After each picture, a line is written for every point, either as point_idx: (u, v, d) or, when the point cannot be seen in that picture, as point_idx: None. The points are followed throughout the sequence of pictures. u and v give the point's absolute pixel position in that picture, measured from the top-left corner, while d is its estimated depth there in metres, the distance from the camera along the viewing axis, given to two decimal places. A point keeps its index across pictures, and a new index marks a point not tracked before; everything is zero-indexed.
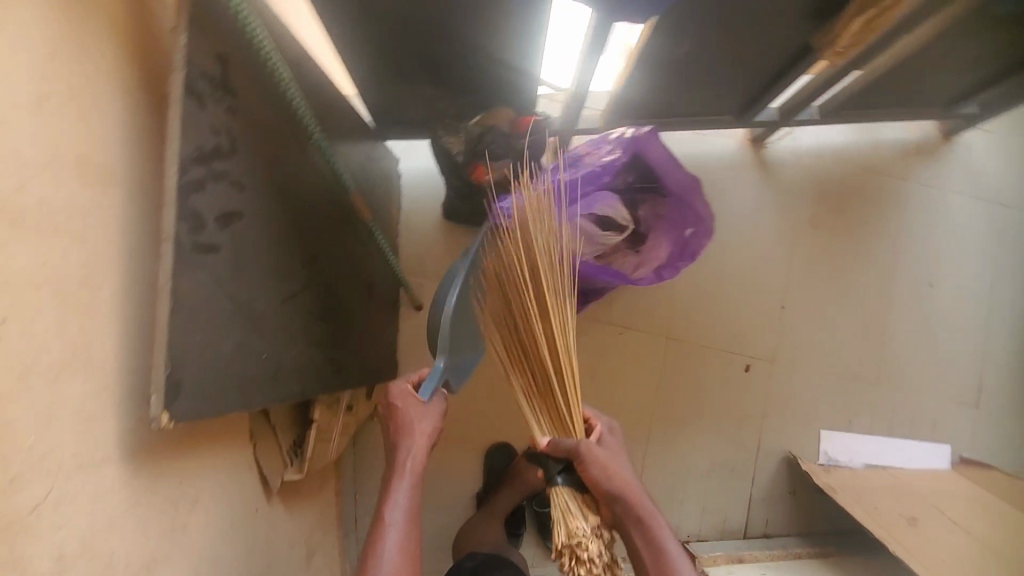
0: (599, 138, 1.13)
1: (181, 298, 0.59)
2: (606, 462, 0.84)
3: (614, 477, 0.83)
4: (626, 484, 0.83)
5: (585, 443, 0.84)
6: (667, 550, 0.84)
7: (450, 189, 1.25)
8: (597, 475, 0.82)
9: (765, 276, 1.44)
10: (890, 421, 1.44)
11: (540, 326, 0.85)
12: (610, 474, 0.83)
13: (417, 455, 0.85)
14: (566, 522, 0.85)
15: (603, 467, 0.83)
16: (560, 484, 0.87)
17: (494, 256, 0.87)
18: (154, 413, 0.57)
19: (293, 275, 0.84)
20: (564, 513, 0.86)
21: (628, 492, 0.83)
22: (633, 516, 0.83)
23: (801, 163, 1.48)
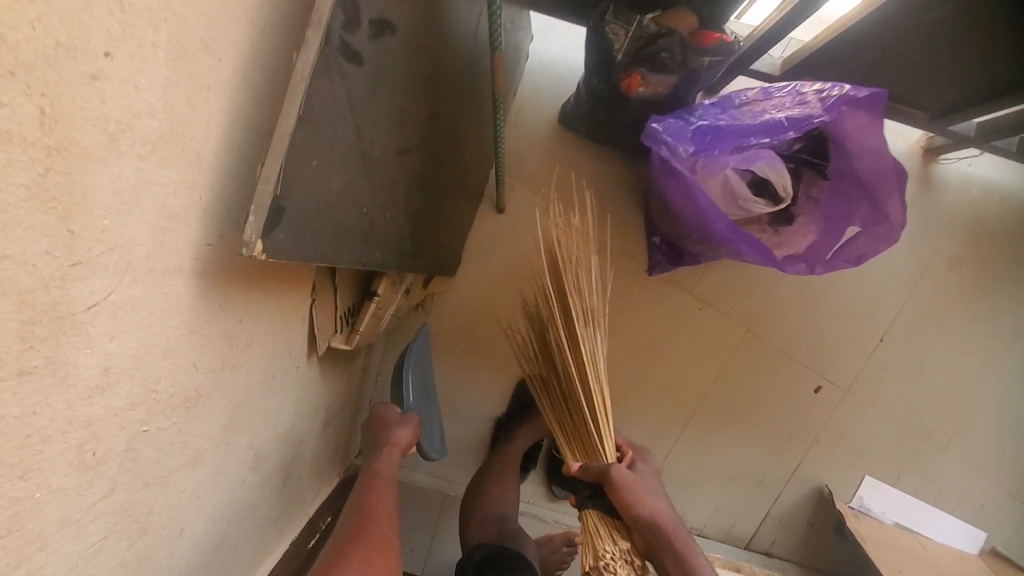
0: (781, 87, 0.94)
1: (311, 106, 0.46)
2: (637, 486, 0.76)
3: (646, 501, 0.75)
4: (657, 506, 0.75)
5: (614, 465, 0.77)
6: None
7: (588, 91, 1.05)
8: (625, 498, 0.75)
9: (877, 302, 1.28)
10: (940, 491, 1.33)
11: (570, 351, 0.80)
12: (638, 494, 0.75)
13: (394, 457, 0.92)
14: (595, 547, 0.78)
15: (634, 493, 0.75)
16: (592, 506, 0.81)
17: (535, 242, 1.09)
18: (248, 237, 0.45)
19: (414, 127, 0.70)
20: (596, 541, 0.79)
21: (658, 515, 0.75)
22: (670, 548, 0.74)
23: (969, 193, 1.28)
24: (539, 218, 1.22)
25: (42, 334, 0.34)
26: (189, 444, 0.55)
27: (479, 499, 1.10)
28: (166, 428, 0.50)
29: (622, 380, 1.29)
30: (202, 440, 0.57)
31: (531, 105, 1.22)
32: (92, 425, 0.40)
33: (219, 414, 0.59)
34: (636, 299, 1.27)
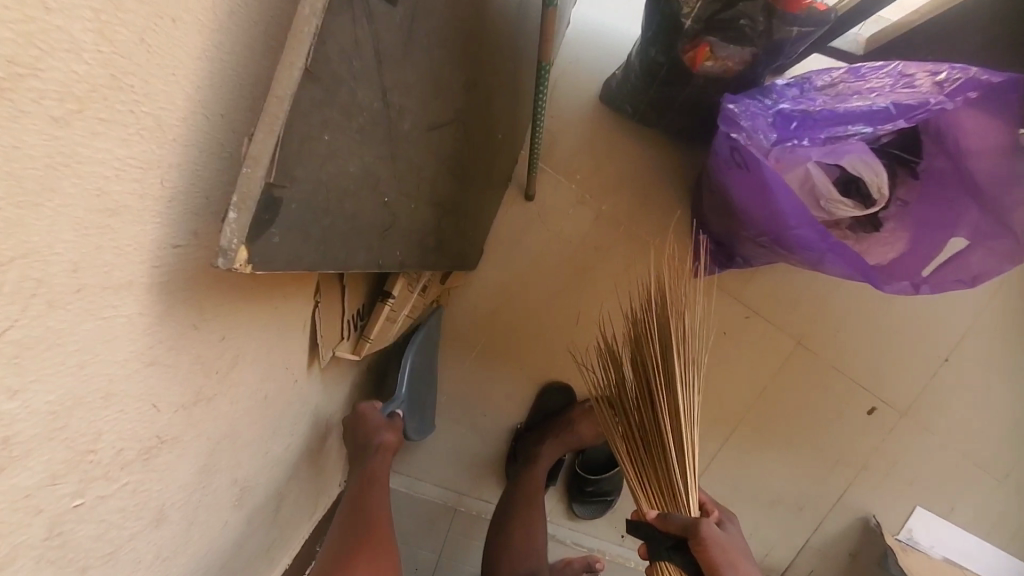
0: (874, 66, 0.80)
1: (324, 59, 0.32)
2: (730, 547, 0.62)
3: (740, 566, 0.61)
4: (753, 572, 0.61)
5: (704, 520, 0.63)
6: None
7: (642, 62, 0.91)
8: (714, 557, 0.61)
9: (945, 319, 1.14)
10: (995, 526, 1.22)
11: (662, 386, 0.68)
12: (732, 557, 0.61)
13: (387, 463, 0.81)
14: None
15: (725, 550, 0.61)
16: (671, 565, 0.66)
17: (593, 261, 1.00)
18: (228, 244, 0.31)
19: (451, 96, 0.55)
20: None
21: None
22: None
23: None
24: (575, 209, 1.08)
25: None
26: (149, 503, 0.42)
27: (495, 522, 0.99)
28: (113, 493, 0.37)
29: None
30: (167, 494, 0.44)
31: (573, 78, 1.07)
32: None
33: (194, 456, 0.47)
34: None
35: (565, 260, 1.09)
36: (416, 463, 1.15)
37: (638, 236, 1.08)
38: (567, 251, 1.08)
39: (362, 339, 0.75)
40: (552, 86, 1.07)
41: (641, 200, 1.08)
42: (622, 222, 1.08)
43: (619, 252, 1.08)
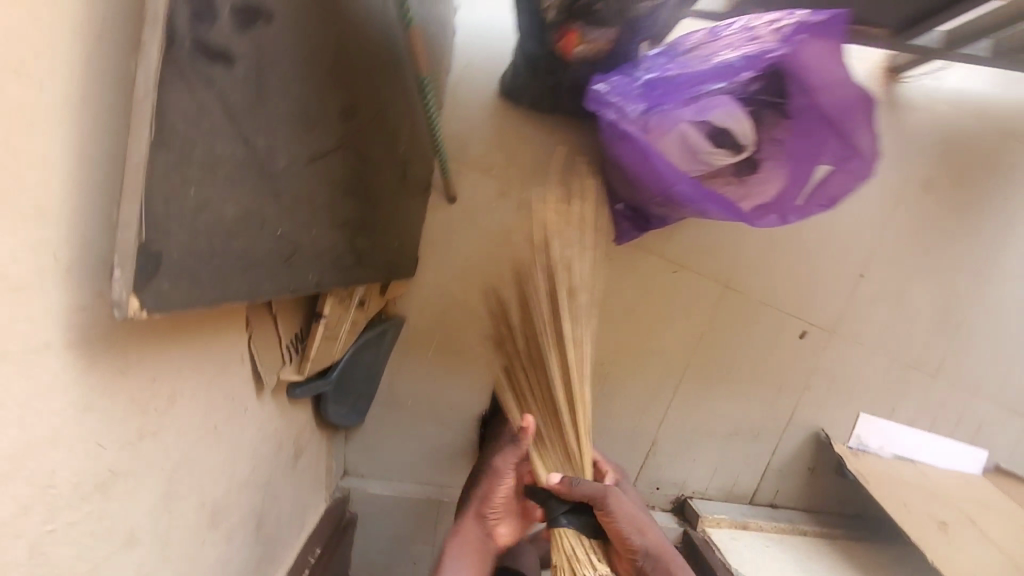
0: (727, 24, 0.86)
1: (171, 127, 0.38)
2: (625, 505, 0.78)
3: (633, 518, 0.78)
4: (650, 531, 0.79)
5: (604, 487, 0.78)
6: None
7: (523, 56, 0.98)
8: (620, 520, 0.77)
9: (851, 240, 1.24)
10: (936, 419, 1.31)
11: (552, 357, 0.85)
12: (630, 513, 0.78)
13: (512, 457, 0.88)
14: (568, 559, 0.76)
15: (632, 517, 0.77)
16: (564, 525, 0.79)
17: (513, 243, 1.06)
18: (118, 294, 0.38)
19: (325, 128, 0.61)
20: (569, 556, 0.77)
21: (651, 537, 0.78)
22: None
23: (937, 111, 1.21)
24: (494, 202, 1.15)
25: None
26: (118, 526, 0.48)
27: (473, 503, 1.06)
28: (81, 520, 0.43)
29: (606, 358, 1.24)
30: (134, 518, 0.50)
31: (468, 80, 1.12)
32: None
33: (153, 484, 0.53)
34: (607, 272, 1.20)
35: (494, 252, 1.16)
36: (395, 465, 1.21)
37: None
38: (495, 243, 1.15)
39: (303, 359, 0.81)
40: (450, 92, 1.12)
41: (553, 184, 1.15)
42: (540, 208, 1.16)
43: None
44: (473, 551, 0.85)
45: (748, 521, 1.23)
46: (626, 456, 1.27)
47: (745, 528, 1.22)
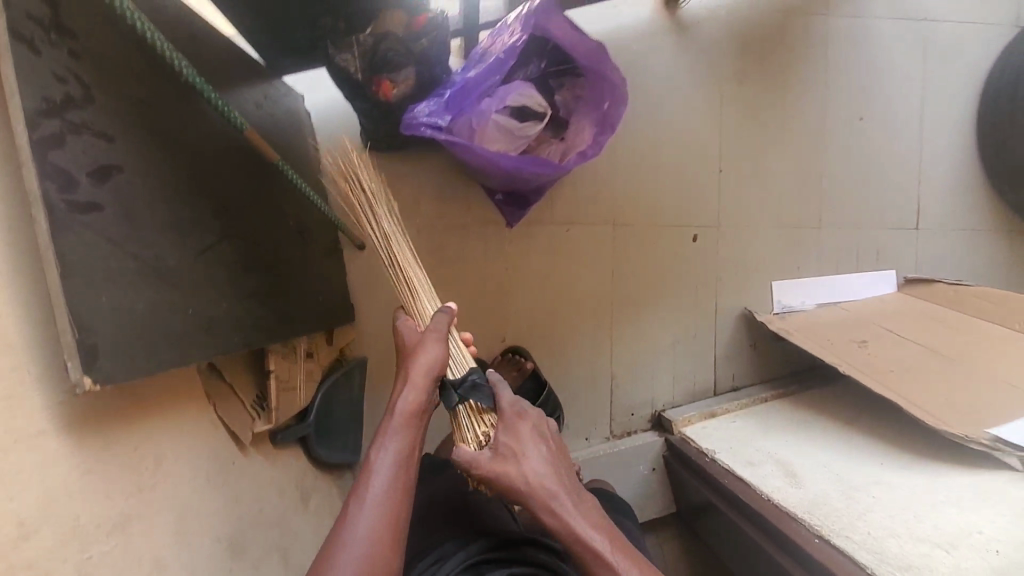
0: (497, 30, 1.08)
1: (71, 262, 0.57)
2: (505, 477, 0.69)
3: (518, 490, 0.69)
4: (535, 493, 0.68)
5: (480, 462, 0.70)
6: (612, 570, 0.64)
7: (361, 114, 1.18)
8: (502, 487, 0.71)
9: (698, 145, 1.43)
10: (836, 260, 1.49)
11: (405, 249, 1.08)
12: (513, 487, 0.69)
13: (433, 350, 0.75)
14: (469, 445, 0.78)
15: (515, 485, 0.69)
16: (462, 406, 0.79)
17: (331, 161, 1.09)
18: (75, 378, 0.56)
19: (201, 228, 0.80)
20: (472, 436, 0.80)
21: (542, 494, 0.68)
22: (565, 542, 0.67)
23: (721, 17, 1.41)
24: None
25: None
26: (143, 555, 0.65)
27: None
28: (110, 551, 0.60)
29: (542, 323, 1.40)
30: (156, 548, 0.67)
31: (336, 149, 1.32)
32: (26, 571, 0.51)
33: (165, 524, 0.69)
34: (511, 252, 1.38)
35: None
36: None
37: (452, 225, 1.35)
38: None
39: (269, 412, 0.98)
40: (324, 164, 1.32)
41: (437, 202, 1.35)
42: (436, 224, 1.35)
43: (447, 243, 1.36)
44: (402, 425, 0.71)
45: (714, 409, 1.39)
46: (595, 397, 1.42)
47: (713, 415, 1.37)
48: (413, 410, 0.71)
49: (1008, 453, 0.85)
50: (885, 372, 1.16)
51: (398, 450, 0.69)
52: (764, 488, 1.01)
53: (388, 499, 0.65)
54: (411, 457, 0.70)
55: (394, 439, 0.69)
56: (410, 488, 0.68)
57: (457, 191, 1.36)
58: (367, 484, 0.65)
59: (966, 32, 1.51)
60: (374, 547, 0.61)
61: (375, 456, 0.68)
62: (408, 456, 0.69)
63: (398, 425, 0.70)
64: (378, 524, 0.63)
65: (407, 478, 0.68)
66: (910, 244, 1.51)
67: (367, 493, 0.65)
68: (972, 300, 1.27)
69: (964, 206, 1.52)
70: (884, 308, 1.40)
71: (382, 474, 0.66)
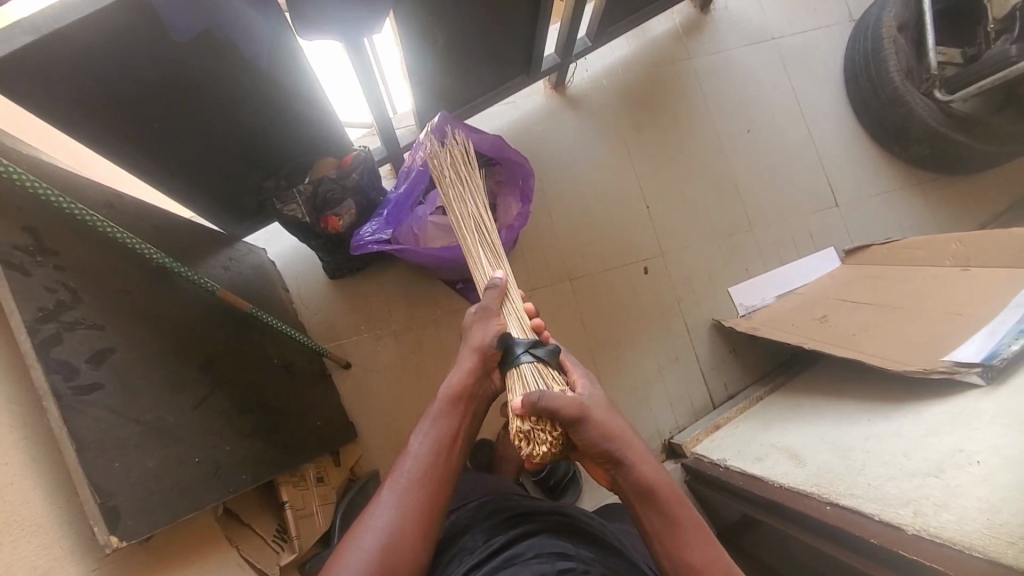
0: (415, 147, 1.25)
1: (84, 438, 0.65)
2: (601, 429, 0.76)
3: (603, 443, 0.76)
4: (630, 451, 0.78)
5: (576, 410, 0.74)
6: (679, 514, 0.78)
7: (316, 250, 1.32)
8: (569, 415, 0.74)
9: (621, 190, 1.59)
10: (778, 253, 1.61)
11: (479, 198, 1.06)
12: (602, 442, 0.76)
13: (479, 328, 0.87)
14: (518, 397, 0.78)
15: (596, 435, 0.76)
16: (528, 363, 0.81)
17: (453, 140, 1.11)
18: (102, 539, 0.62)
19: (194, 384, 0.88)
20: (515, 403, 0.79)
21: (621, 456, 0.77)
22: (641, 494, 0.78)
23: (603, 84, 1.64)
24: (378, 346, 1.44)
25: None
26: None
27: None
28: None
29: None
30: None
31: (304, 286, 1.45)
32: None
33: None
34: None
35: (401, 375, 1.43)
36: None
37: (426, 321, 1.46)
38: (397, 369, 1.43)
39: (291, 542, 1.02)
40: (297, 301, 1.44)
41: (407, 306, 1.47)
42: (411, 325, 1.46)
43: (425, 339, 1.45)
44: (445, 411, 0.83)
45: (717, 420, 1.42)
46: None
47: (719, 427, 1.40)
48: (462, 396, 0.84)
49: (966, 372, 0.91)
50: (851, 337, 1.23)
51: (439, 434, 0.81)
52: (772, 476, 1.04)
53: (416, 487, 0.76)
54: (447, 451, 0.80)
55: (432, 426, 0.82)
56: (443, 475, 0.78)
57: (422, 290, 1.48)
58: (407, 467, 0.78)
59: (810, 37, 1.75)
60: (402, 523, 0.73)
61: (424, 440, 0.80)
62: (449, 440, 0.81)
63: (442, 408, 0.83)
64: (406, 505, 0.74)
65: (440, 466, 0.79)
66: (836, 220, 1.65)
67: (404, 478, 0.77)
68: (903, 251, 1.38)
69: (869, 175, 1.68)
70: (835, 281, 1.50)
71: (416, 459, 0.78)
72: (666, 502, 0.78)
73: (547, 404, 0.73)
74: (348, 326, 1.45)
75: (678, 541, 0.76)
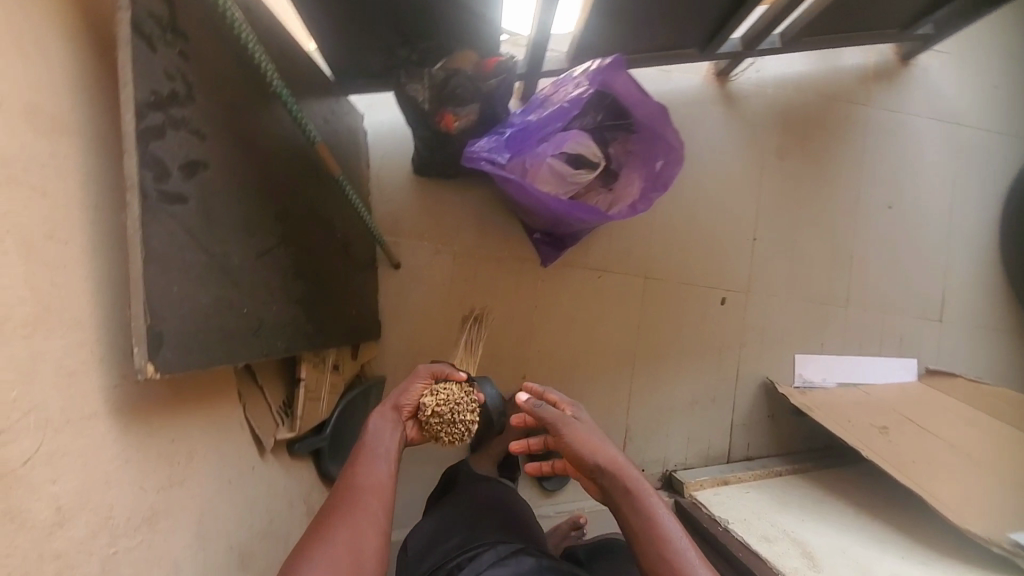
0: (564, 77, 1.11)
1: (155, 251, 0.58)
2: (581, 435, 0.84)
3: (585, 449, 0.82)
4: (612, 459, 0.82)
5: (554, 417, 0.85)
6: (663, 522, 0.79)
7: (419, 139, 1.21)
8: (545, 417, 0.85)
9: (735, 211, 1.46)
10: (858, 341, 1.50)
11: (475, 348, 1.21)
12: (581, 445, 0.83)
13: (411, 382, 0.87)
14: (451, 394, 0.87)
15: (578, 440, 0.83)
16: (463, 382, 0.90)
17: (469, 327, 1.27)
18: (139, 363, 0.55)
19: (265, 231, 0.81)
20: (440, 400, 0.86)
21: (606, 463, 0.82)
22: (624, 497, 0.81)
23: (766, 94, 1.49)
24: (433, 260, 1.37)
25: None
26: (165, 556, 0.63)
27: None
28: (136, 547, 0.58)
29: (563, 363, 1.40)
30: (176, 550, 0.65)
31: (386, 170, 1.37)
32: (62, 559, 0.49)
33: (186, 523, 0.68)
34: (541, 290, 1.40)
35: (444, 299, 1.37)
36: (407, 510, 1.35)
37: (489, 257, 1.39)
38: (443, 291, 1.37)
39: (293, 420, 0.98)
40: (373, 182, 1.36)
41: (477, 234, 1.39)
42: (473, 254, 1.38)
43: (481, 273, 1.39)
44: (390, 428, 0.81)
45: (727, 476, 1.36)
46: None
47: (727, 483, 1.34)
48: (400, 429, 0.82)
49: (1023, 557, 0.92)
50: (908, 464, 1.15)
51: (388, 446, 0.78)
52: (777, 564, 0.99)
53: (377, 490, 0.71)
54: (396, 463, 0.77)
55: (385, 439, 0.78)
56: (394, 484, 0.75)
57: (497, 225, 1.39)
58: (357, 479, 0.71)
59: (998, 137, 1.57)
60: (369, 535, 0.67)
61: (366, 456, 0.75)
62: (396, 456, 0.78)
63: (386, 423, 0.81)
64: (371, 510, 0.68)
65: (393, 477, 0.75)
66: (931, 335, 1.53)
67: (359, 482, 0.71)
68: (994, 399, 1.28)
69: (987, 305, 1.54)
70: (905, 395, 1.40)
71: (370, 470, 0.73)
72: (651, 511, 0.79)
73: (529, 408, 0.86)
74: (412, 229, 1.37)
75: (661, 549, 0.77)
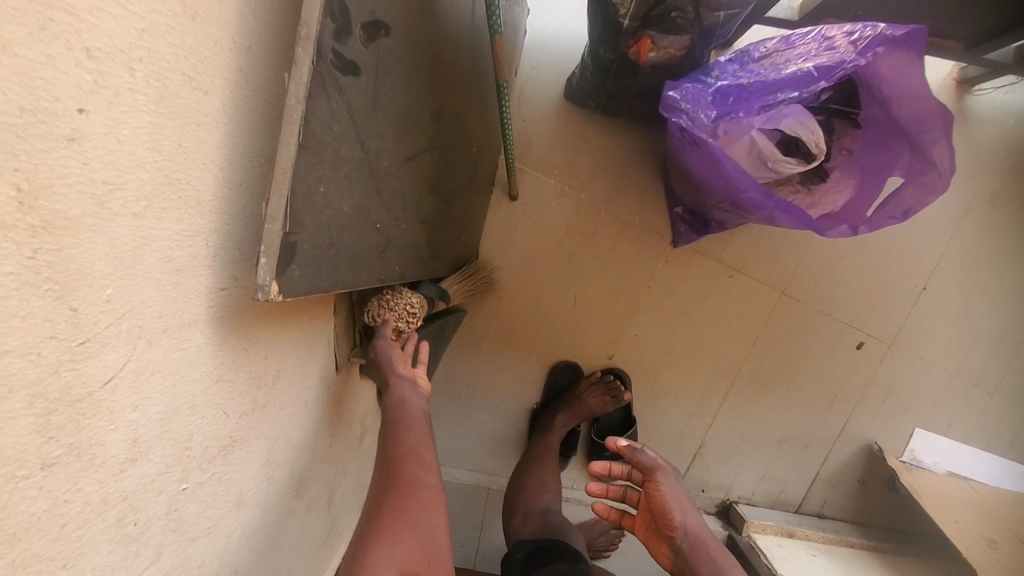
0: (805, 32, 0.87)
1: (312, 132, 0.43)
2: (678, 495, 0.75)
3: (677, 512, 0.74)
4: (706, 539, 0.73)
5: (653, 466, 0.76)
6: None
7: (593, 59, 1.00)
8: (644, 464, 0.75)
9: (916, 250, 1.22)
10: (992, 436, 1.30)
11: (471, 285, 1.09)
12: (672, 505, 0.74)
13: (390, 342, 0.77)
14: (386, 303, 0.81)
15: (673, 502, 0.74)
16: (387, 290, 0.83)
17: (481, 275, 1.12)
18: (262, 280, 0.42)
19: (419, 131, 0.65)
20: (388, 304, 0.81)
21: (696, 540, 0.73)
22: None
23: (1008, 123, 1.21)
24: (555, 201, 1.19)
25: (61, 421, 0.32)
26: (231, 488, 0.53)
27: (522, 493, 1.10)
28: (206, 481, 0.48)
29: (659, 356, 1.25)
30: (243, 482, 0.55)
31: (536, 82, 1.17)
32: (128, 498, 0.39)
33: (257, 452, 0.58)
34: (662, 271, 1.22)
35: (554, 247, 1.20)
36: (450, 449, 1.28)
37: (617, 217, 1.20)
38: (556, 238, 1.20)
39: None
40: (518, 92, 1.17)
41: (614, 186, 1.19)
42: (602, 207, 1.19)
43: (603, 234, 1.20)
44: (408, 394, 0.72)
45: (795, 529, 1.23)
46: (671, 454, 1.29)
47: (793, 536, 1.22)
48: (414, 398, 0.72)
49: None
50: None
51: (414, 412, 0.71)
52: None
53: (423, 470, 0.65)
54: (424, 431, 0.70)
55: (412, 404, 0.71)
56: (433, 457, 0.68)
57: (638, 183, 1.19)
58: (397, 459, 0.65)
59: None
60: (431, 517, 0.63)
61: (398, 430, 0.68)
62: (425, 424, 0.71)
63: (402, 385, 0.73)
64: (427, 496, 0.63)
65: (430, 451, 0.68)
66: None
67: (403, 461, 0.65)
68: None
69: None
70: None
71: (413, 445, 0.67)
72: None
73: (628, 451, 0.76)
74: (544, 160, 1.19)
75: None
